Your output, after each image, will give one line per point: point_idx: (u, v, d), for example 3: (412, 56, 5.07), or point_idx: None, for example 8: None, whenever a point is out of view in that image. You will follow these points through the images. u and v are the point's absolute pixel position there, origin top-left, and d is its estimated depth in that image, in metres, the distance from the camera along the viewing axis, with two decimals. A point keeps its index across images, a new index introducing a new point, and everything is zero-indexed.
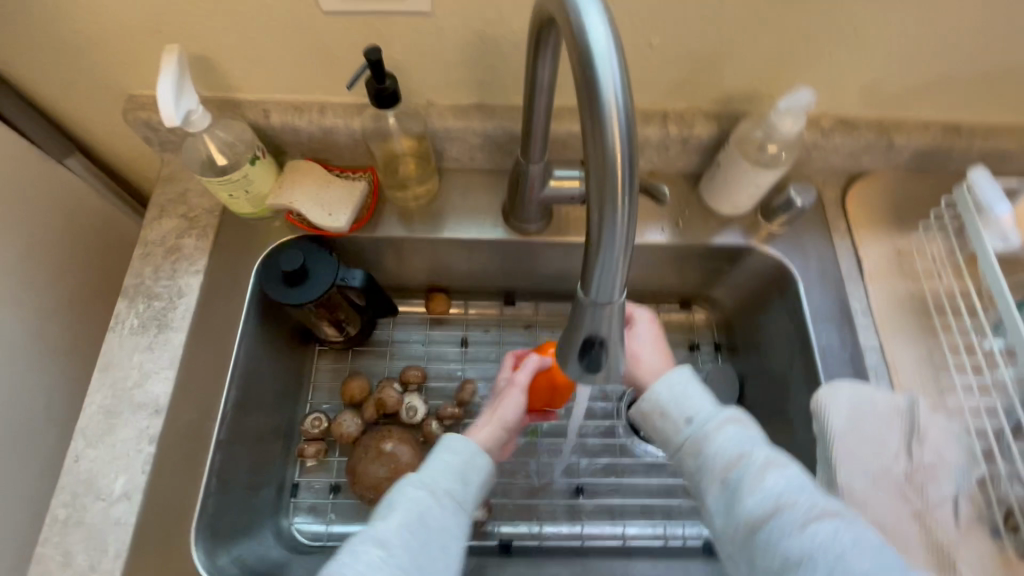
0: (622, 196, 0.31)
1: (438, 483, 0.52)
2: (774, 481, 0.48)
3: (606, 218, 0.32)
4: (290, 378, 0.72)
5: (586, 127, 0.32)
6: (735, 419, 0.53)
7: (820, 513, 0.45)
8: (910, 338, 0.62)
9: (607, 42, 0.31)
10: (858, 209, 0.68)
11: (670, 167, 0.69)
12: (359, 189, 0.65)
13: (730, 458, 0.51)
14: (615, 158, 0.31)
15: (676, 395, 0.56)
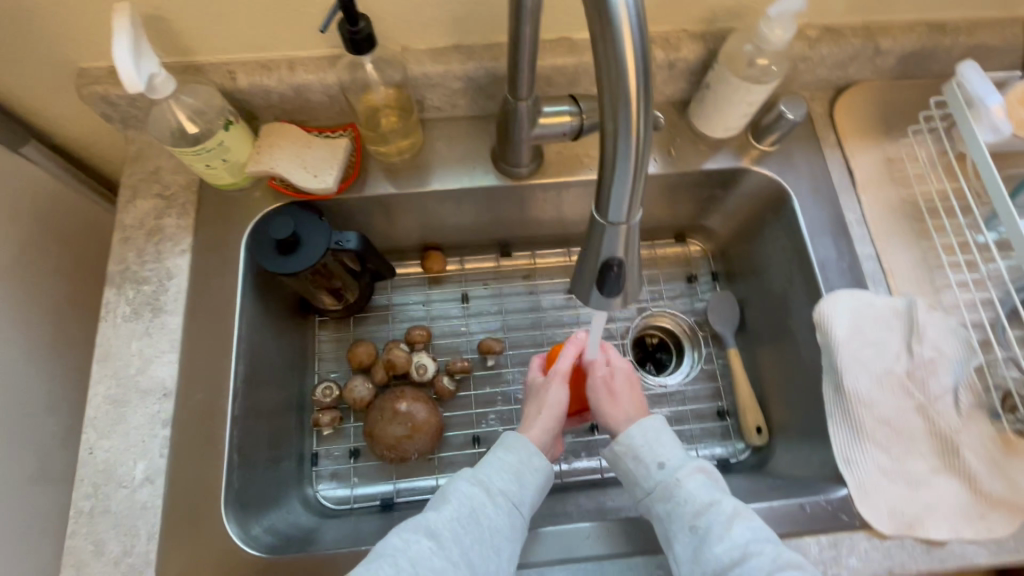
0: (636, 104, 0.31)
1: (492, 482, 0.53)
2: (741, 535, 0.48)
3: (620, 130, 0.31)
4: (295, 351, 0.71)
5: (592, 35, 0.31)
6: (703, 468, 0.53)
7: (786, 563, 0.46)
8: (903, 242, 0.63)
9: None
10: (846, 121, 0.68)
11: (658, 96, 0.68)
12: (341, 148, 0.62)
13: (698, 507, 0.50)
14: (627, 64, 0.30)
15: (646, 441, 0.55)
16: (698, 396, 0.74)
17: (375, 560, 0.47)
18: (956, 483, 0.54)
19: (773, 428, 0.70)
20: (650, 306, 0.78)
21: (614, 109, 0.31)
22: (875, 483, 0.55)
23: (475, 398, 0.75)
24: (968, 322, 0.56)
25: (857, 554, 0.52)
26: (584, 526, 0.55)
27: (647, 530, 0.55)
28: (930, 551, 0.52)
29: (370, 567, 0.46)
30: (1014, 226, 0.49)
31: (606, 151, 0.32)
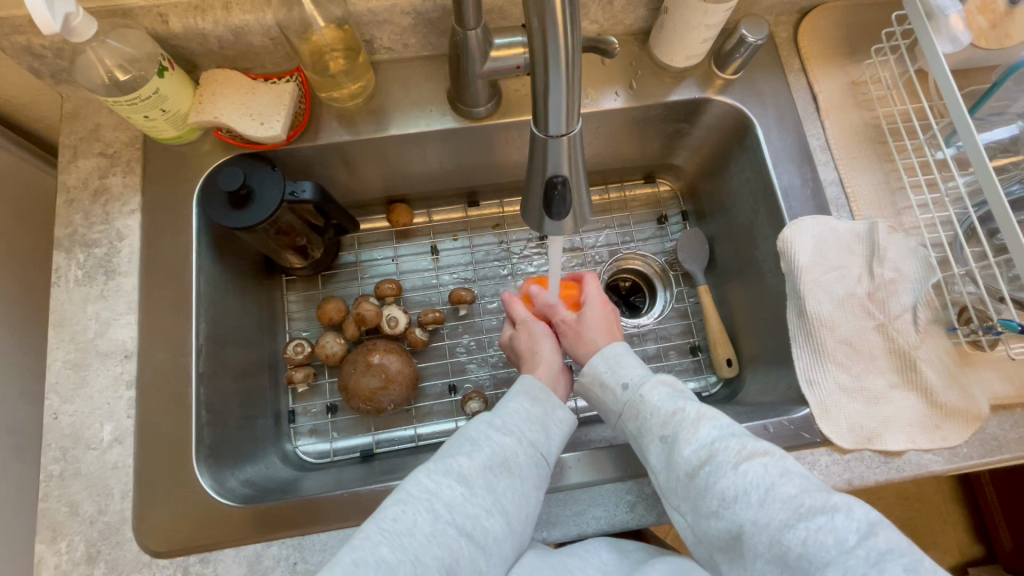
0: (563, 14, 0.29)
1: (523, 432, 0.53)
2: (705, 433, 0.49)
3: (548, 38, 0.30)
4: (262, 309, 0.70)
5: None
6: (667, 380, 0.55)
7: (751, 453, 0.46)
8: (867, 166, 0.63)
9: None
10: (810, 45, 0.67)
11: (617, 25, 0.66)
12: (287, 92, 0.60)
13: (664, 415, 0.51)
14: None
15: (610, 364, 0.57)
16: (670, 333, 0.75)
17: (408, 502, 0.46)
18: (913, 397, 0.56)
19: (742, 360, 0.71)
20: (621, 249, 0.78)
21: (541, 17, 0.29)
22: (836, 402, 0.56)
23: (450, 348, 0.75)
24: (927, 241, 0.57)
25: (818, 468, 0.54)
26: (560, 458, 0.56)
27: (619, 456, 0.56)
28: (887, 462, 0.54)
29: (406, 511, 0.45)
30: (971, 140, 0.48)
31: (540, 64, 0.31)
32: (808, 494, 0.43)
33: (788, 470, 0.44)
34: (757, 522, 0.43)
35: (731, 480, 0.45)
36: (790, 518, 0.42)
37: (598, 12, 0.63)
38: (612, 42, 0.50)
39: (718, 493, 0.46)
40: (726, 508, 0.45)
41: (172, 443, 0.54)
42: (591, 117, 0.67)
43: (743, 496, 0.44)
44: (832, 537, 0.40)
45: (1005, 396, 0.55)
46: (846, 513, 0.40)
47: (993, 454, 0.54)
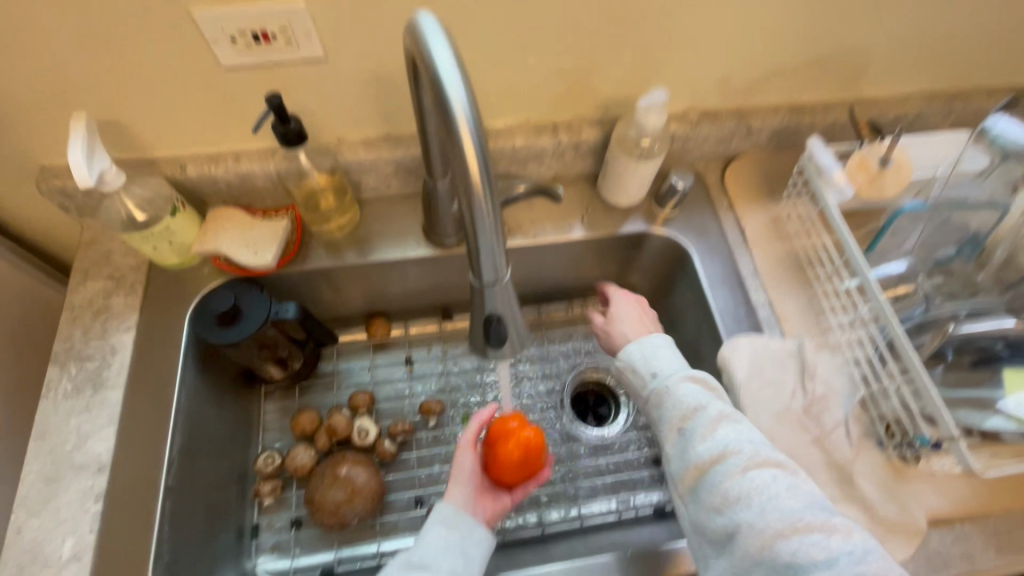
0: (485, 201, 0.36)
1: (440, 565, 0.54)
2: (725, 433, 0.52)
3: (477, 217, 0.37)
4: (238, 422, 0.73)
5: (444, 141, 0.36)
6: (695, 376, 0.57)
7: (762, 460, 0.49)
8: (792, 291, 0.71)
9: (453, 65, 0.34)
10: (736, 187, 0.78)
11: (570, 171, 0.77)
12: (282, 227, 0.68)
13: (687, 409, 0.54)
14: (475, 167, 0.35)
15: (643, 353, 0.60)
16: (633, 443, 0.78)
17: None
18: (856, 512, 0.58)
19: None
20: (584, 360, 0.84)
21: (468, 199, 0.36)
22: None
23: (418, 459, 0.77)
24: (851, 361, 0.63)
25: None
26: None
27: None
28: None
29: None
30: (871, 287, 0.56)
31: (469, 232, 0.38)
32: (811, 511, 0.47)
33: (795, 484, 0.48)
34: (753, 525, 0.46)
35: (739, 483, 0.48)
36: (785, 530, 0.45)
37: (553, 161, 0.75)
38: (558, 193, 0.67)
39: (723, 492, 0.49)
40: (727, 507, 0.48)
41: (121, 564, 0.55)
42: (550, 245, 0.76)
43: (745, 500, 0.48)
44: (823, 555, 0.44)
45: (940, 510, 0.58)
46: (843, 537, 0.45)
47: (937, 569, 0.56)
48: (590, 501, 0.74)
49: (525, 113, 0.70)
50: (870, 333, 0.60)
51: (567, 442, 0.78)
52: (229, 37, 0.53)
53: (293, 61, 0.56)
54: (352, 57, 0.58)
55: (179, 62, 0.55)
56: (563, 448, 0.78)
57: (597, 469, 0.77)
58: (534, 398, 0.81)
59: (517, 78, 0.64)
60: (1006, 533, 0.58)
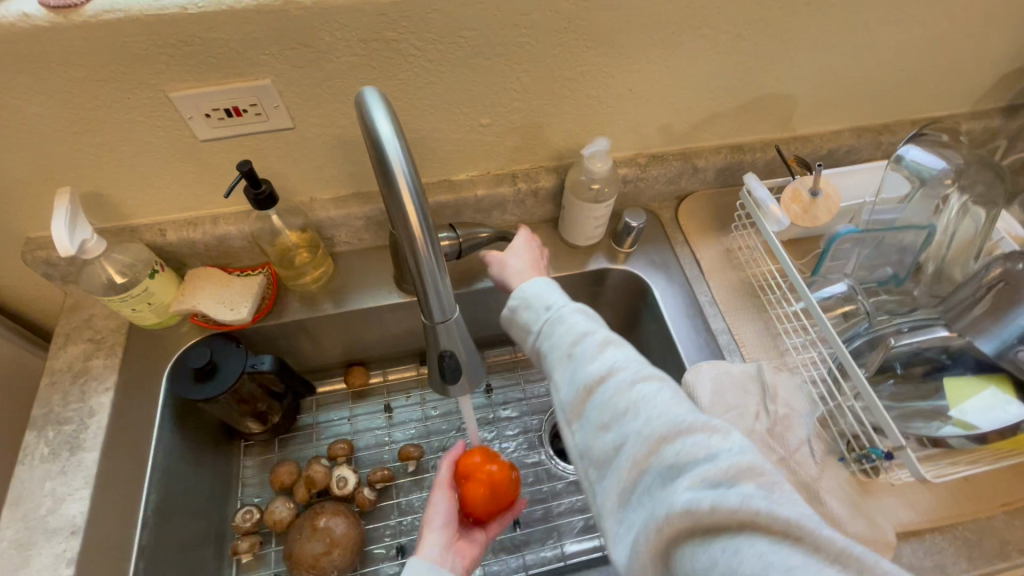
0: (428, 256, 0.41)
1: None
2: (612, 354, 0.52)
3: (423, 269, 0.42)
4: (216, 478, 0.74)
5: (387, 198, 0.40)
6: (587, 309, 0.57)
7: (648, 376, 0.50)
8: (749, 317, 0.74)
9: (393, 136, 0.39)
10: (689, 222, 0.83)
11: (532, 216, 0.82)
12: (257, 283, 0.72)
13: (577, 334, 0.54)
14: (415, 220, 0.40)
15: (540, 289, 0.60)
16: None
17: None
18: None
19: None
20: None
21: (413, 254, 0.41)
22: None
23: (399, 506, 0.77)
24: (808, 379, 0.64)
25: None
26: None
27: None
28: None
29: None
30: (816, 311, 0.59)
31: (416, 276, 0.42)
32: (693, 416, 0.46)
33: (679, 395, 0.48)
34: (639, 435, 0.46)
35: (627, 396, 0.48)
36: (669, 433, 0.45)
37: (515, 207, 0.79)
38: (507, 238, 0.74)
39: (611, 407, 0.49)
40: (614, 423, 0.48)
41: None
42: None
43: (631, 411, 0.48)
44: (704, 451, 0.43)
45: (908, 522, 0.59)
46: (723, 434, 0.45)
47: None
48: (571, 538, 0.75)
49: (485, 165, 0.75)
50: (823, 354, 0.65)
51: (547, 479, 0.81)
52: (203, 113, 0.58)
53: (264, 130, 0.62)
54: (318, 124, 0.63)
55: (159, 138, 0.60)
56: (544, 485, 0.80)
57: (576, 503, 0.79)
58: (512, 440, 0.84)
59: (474, 134, 0.70)
60: (974, 542, 0.59)
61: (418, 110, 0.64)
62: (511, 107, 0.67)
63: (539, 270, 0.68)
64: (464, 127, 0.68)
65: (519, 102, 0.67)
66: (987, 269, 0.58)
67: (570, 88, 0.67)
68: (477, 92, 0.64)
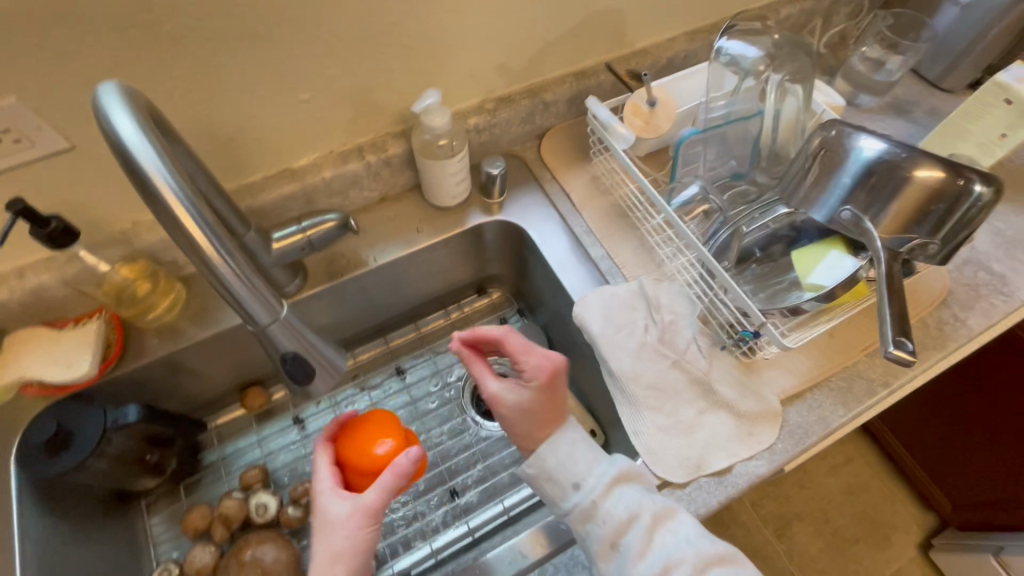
0: (218, 255, 0.39)
1: None
2: (664, 543, 0.52)
3: (222, 271, 0.40)
4: (118, 547, 0.67)
5: (152, 206, 0.38)
6: (623, 475, 0.56)
7: (706, 565, 0.51)
8: (624, 237, 0.76)
9: (138, 133, 0.36)
10: (553, 158, 0.83)
11: (395, 187, 0.78)
12: (93, 331, 0.63)
13: (621, 523, 0.53)
14: (189, 221, 0.38)
15: (563, 461, 0.57)
16: None
17: None
18: (722, 414, 0.62)
19: (604, 429, 0.77)
20: None
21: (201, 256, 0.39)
22: (660, 442, 0.61)
23: None
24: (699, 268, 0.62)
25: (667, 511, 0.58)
26: None
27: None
28: (722, 481, 0.59)
29: None
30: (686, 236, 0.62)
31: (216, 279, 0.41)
32: None
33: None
34: None
35: None
36: None
37: (372, 182, 0.75)
38: (356, 224, 0.68)
39: None
40: None
41: None
42: (397, 262, 0.77)
43: None
44: None
45: (790, 388, 0.64)
46: None
47: (803, 441, 0.62)
48: (510, 492, 0.76)
49: (324, 145, 0.70)
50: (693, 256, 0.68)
51: (477, 441, 0.81)
52: None
53: (36, 158, 0.53)
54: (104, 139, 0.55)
55: None
56: (475, 448, 0.80)
57: (509, 456, 0.80)
58: (436, 414, 0.83)
59: (296, 113, 0.64)
60: (847, 388, 0.66)
61: (221, 98, 0.57)
62: (326, 76, 0.62)
63: (559, 411, 0.59)
64: (283, 107, 0.62)
65: (334, 69, 0.61)
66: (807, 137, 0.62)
67: (384, 42, 0.62)
68: (282, 66, 0.58)
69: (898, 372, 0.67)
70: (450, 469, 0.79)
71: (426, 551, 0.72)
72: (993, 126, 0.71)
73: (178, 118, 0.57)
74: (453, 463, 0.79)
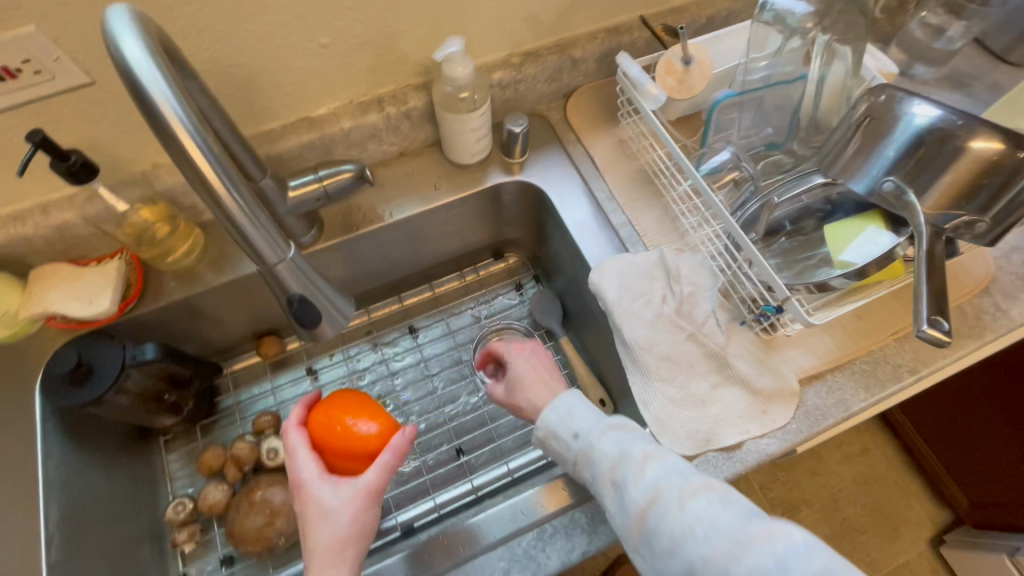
0: (227, 191, 0.38)
1: None
2: (653, 472, 0.50)
3: (233, 208, 0.39)
4: (137, 478, 0.70)
5: (160, 138, 0.37)
6: (621, 424, 0.56)
7: (696, 488, 0.48)
8: (647, 205, 0.73)
9: (144, 58, 0.35)
10: (579, 119, 0.79)
11: (415, 142, 0.77)
12: (113, 270, 0.65)
13: (613, 460, 0.53)
14: (200, 158, 0.37)
15: (560, 414, 0.59)
16: None
17: None
18: (735, 389, 0.61)
19: (613, 399, 0.76)
20: (486, 322, 0.87)
21: (209, 191, 0.38)
22: (668, 414, 0.60)
23: None
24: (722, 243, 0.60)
25: None
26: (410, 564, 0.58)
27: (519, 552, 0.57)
28: (730, 456, 0.58)
29: None
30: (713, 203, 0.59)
31: (226, 218, 0.40)
32: (751, 524, 0.45)
33: (728, 500, 0.47)
34: (705, 561, 0.45)
35: (680, 518, 0.47)
36: (732, 549, 0.44)
37: (392, 135, 0.74)
38: (372, 175, 0.67)
39: (669, 534, 0.47)
40: (676, 555, 0.47)
41: None
42: (413, 220, 0.76)
43: (692, 533, 0.46)
44: (770, 561, 0.43)
45: (809, 368, 0.62)
46: (781, 536, 0.44)
47: (817, 422, 0.60)
48: (514, 455, 0.77)
49: (344, 94, 0.68)
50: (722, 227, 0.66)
51: (485, 403, 0.81)
52: None
53: (56, 92, 0.52)
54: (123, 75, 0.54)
55: None
56: (483, 410, 0.81)
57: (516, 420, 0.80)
58: (446, 374, 0.83)
59: (316, 58, 0.62)
60: (870, 372, 0.63)
61: (241, 37, 0.56)
62: (346, 20, 0.60)
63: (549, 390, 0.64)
64: (302, 51, 0.60)
65: (354, 13, 0.59)
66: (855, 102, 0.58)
67: None
68: (301, 7, 0.56)
69: (928, 359, 0.64)
70: (456, 428, 0.79)
71: (429, 505, 0.74)
72: None
73: (197, 56, 0.56)
74: (461, 422, 0.80)
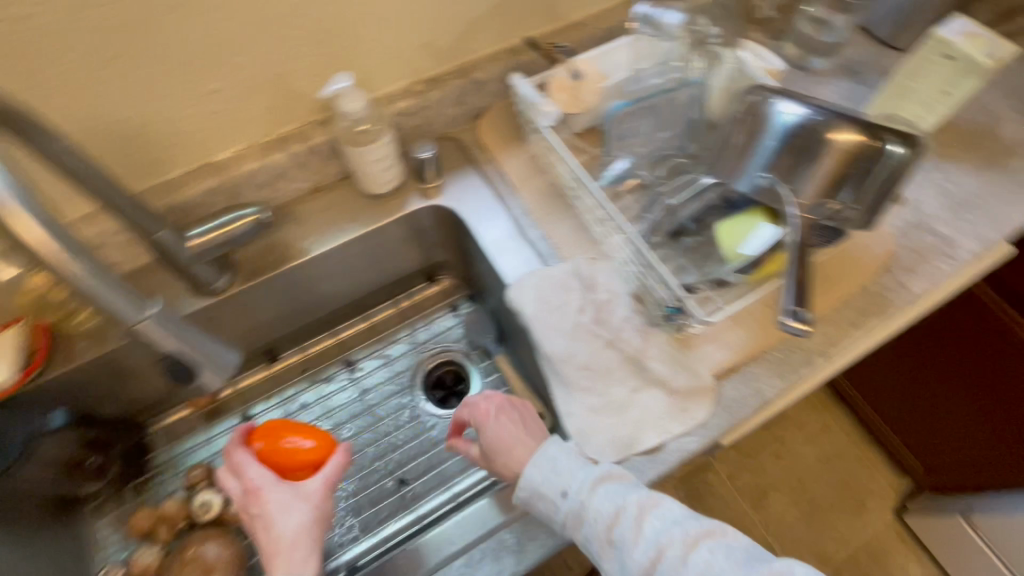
0: (76, 266, 0.44)
1: None
2: (652, 527, 0.50)
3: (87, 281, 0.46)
4: (61, 550, 0.67)
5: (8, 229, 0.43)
6: (607, 475, 0.54)
7: (697, 541, 0.50)
8: (561, 216, 0.73)
9: None
10: (491, 138, 0.80)
11: (328, 176, 0.77)
12: (13, 338, 0.62)
13: (609, 518, 0.51)
14: (44, 243, 0.42)
15: (546, 472, 0.55)
16: None
17: None
18: (654, 391, 0.62)
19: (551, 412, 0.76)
20: (424, 347, 0.88)
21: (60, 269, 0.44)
22: (590, 423, 0.61)
23: None
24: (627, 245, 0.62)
25: None
26: None
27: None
28: (653, 459, 0.59)
29: None
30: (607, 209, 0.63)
31: (76, 287, 0.46)
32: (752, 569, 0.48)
33: (730, 548, 0.49)
34: None
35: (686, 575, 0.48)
36: None
37: (301, 172, 0.73)
38: (273, 217, 0.66)
39: None
40: None
41: None
42: (332, 254, 0.76)
43: None
44: None
45: (724, 361, 0.64)
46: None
47: (734, 415, 0.61)
48: (459, 478, 0.76)
49: (244, 137, 0.68)
50: (628, 233, 0.64)
51: (427, 430, 0.81)
52: None
53: None
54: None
55: None
56: (425, 437, 0.80)
57: None
58: (386, 405, 0.83)
59: (206, 105, 0.62)
60: (784, 360, 0.65)
61: (122, 92, 0.56)
62: (231, 65, 0.59)
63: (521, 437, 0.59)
64: (190, 99, 0.60)
65: (238, 57, 0.59)
66: (735, 111, 0.62)
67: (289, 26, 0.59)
68: (180, 57, 0.56)
69: (836, 341, 0.66)
70: (399, 459, 0.79)
71: (372, 541, 0.72)
72: (932, 84, 0.72)
73: (78, 115, 0.55)
74: (404, 451, 0.79)
